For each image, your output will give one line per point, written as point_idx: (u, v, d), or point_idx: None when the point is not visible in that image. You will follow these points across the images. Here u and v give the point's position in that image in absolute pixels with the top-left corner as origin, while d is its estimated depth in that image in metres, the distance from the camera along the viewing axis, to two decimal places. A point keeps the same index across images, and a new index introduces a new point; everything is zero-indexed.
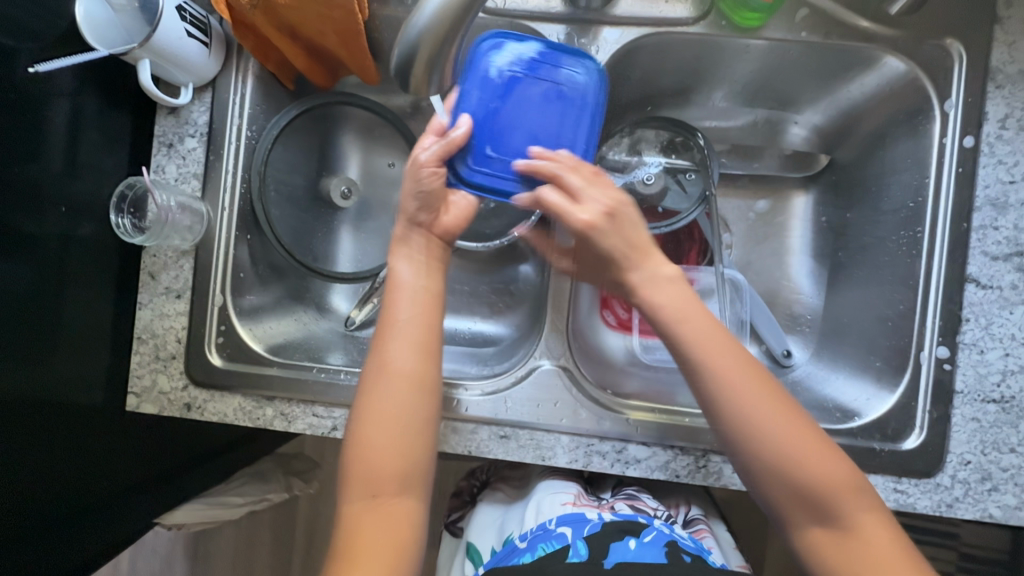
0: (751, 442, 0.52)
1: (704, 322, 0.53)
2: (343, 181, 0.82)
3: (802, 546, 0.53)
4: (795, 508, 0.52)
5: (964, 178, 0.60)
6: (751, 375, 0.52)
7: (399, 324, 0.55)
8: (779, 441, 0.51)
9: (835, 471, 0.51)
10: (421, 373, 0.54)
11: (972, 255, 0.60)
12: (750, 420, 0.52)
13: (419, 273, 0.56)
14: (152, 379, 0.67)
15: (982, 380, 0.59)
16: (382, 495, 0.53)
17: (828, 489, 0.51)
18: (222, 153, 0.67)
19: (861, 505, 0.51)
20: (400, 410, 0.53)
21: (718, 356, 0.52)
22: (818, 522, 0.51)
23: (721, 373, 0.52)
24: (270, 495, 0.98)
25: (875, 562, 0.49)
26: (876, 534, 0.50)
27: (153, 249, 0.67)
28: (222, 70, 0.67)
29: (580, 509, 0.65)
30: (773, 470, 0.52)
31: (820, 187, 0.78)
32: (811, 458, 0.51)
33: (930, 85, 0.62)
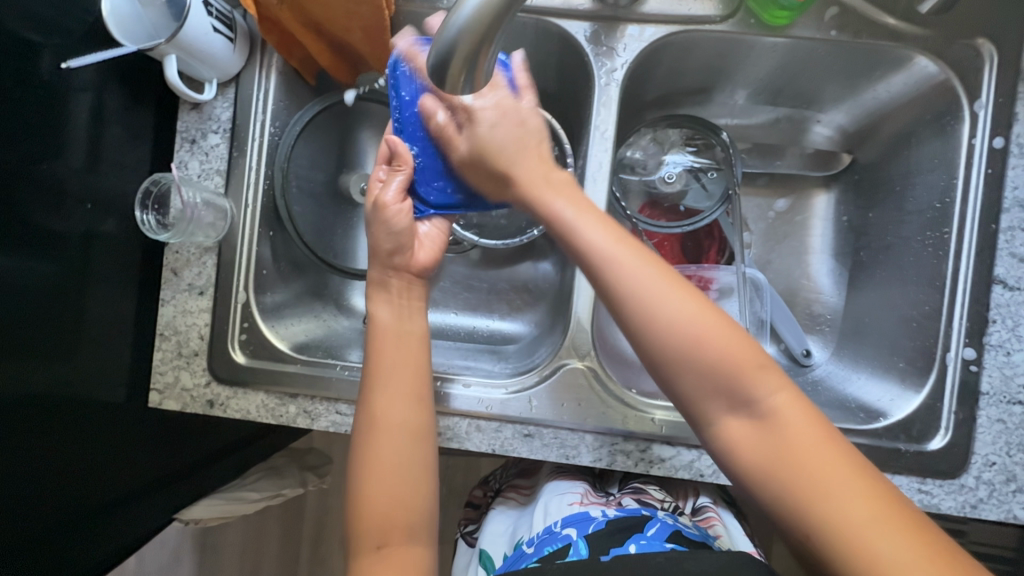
0: (645, 326, 0.47)
1: (589, 210, 0.52)
2: (362, 178, 0.81)
3: (721, 443, 0.47)
4: (707, 396, 0.47)
5: (992, 179, 0.60)
6: (641, 255, 0.49)
7: (384, 372, 0.57)
8: (677, 322, 0.47)
9: (740, 346, 0.47)
10: (410, 420, 0.55)
11: (999, 257, 0.60)
12: (645, 302, 0.48)
13: (399, 315, 0.59)
14: (175, 375, 0.67)
15: (1007, 381, 0.59)
16: (389, 543, 0.52)
17: (733, 366, 0.46)
18: (246, 149, 0.67)
19: (774, 386, 0.46)
20: (395, 457, 0.54)
21: (605, 237, 0.50)
22: (731, 409, 0.46)
23: (608, 251, 0.49)
24: (286, 490, 0.95)
25: (791, 452, 0.44)
26: (793, 414, 0.45)
27: (176, 246, 0.66)
28: (246, 66, 0.67)
29: (586, 507, 0.65)
30: (674, 355, 0.47)
31: (841, 186, 0.77)
32: (719, 346, 0.46)
33: (960, 85, 0.62)
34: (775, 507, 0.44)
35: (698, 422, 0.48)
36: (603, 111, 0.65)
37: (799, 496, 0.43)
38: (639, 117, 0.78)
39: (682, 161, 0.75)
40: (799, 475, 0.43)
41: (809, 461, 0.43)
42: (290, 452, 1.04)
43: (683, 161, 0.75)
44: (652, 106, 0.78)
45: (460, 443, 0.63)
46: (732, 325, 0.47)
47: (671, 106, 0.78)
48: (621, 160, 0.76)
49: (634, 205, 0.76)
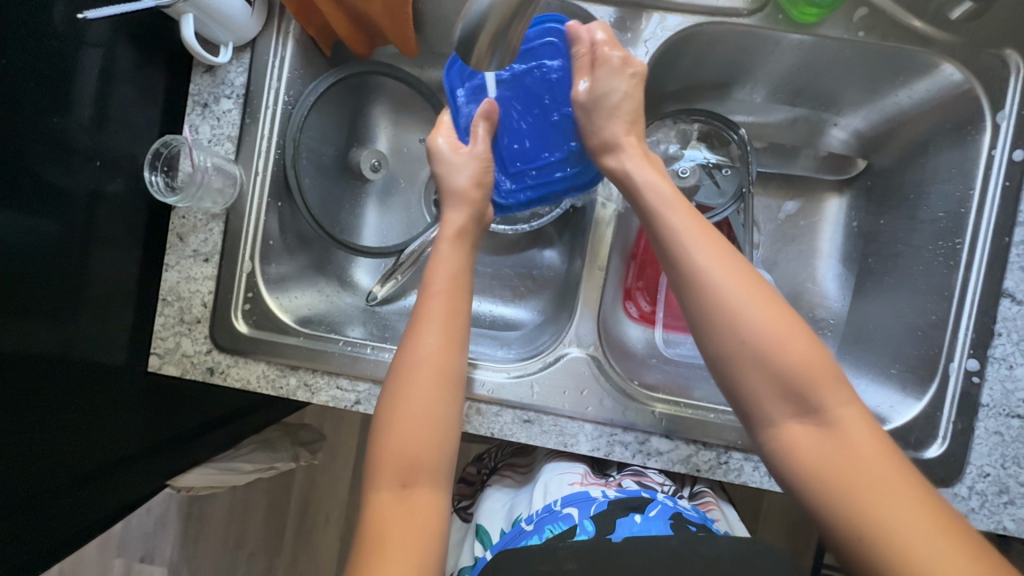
0: (722, 321, 0.49)
1: (684, 210, 0.55)
2: (374, 154, 0.80)
3: (780, 447, 0.48)
4: (774, 396, 0.48)
5: (1010, 192, 0.60)
6: (722, 249, 0.52)
7: (430, 312, 0.57)
8: (753, 322, 0.49)
9: (816, 355, 0.48)
10: (448, 363, 0.56)
11: (1010, 270, 0.60)
12: (724, 296, 0.50)
13: (447, 260, 0.61)
14: (176, 341, 0.66)
15: (1008, 395, 0.60)
16: (412, 484, 0.52)
17: (806, 372, 0.47)
18: (259, 116, 0.66)
19: (843, 399, 0.47)
20: (427, 400, 0.54)
21: (693, 235, 0.53)
22: (796, 412, 0.48)
23: (695, 245, 0.52)
24: (278, 463, 0.96)
25: (859, 466, 0.44)
26: (857, 430, 0.46)
27: (183, 211, 0.65)
28: (263, 30, 0.65)
29: (586, 487, 0.65)
30: (748, 354, 0.48)
31: (854, 191, 0.77)
32: (796, 348, 0.48)
33: (984, 96, 0.61)
34: (824, 510, 0.45)
35: (757, 420, 0.50)
36: None
37: (857, 507, 0.43)
38: (656, 109, 0.77)
39: (697, 157, 0.75)
40: (855, 483, 0.44)
41: (870, 472, 0.44)
42: (284, 426, 1.04)
43: (698, 157, 0.75)
44: (671, 98, 0.77)
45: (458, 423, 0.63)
46: (804, 327, 0.49)
47: (689, 100, 0.77)
48: None
49: None
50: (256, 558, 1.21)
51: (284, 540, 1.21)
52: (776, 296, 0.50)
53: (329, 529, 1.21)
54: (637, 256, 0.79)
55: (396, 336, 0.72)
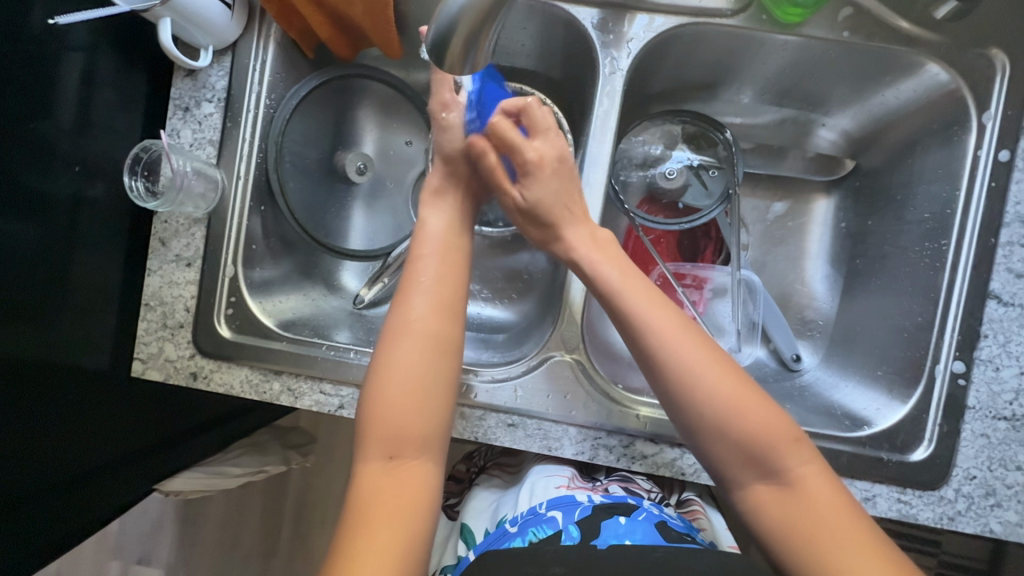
0: (680, 395, 0.51)
1: (640, 283, 0.55)
2: (358, 157, 0.80)
3: (750, 512, 0.50)
4: (739, 463, 0.49)
5: (996, 192, 0.60)
6: (680, 322, 0.53)
7: (424, 281, 0.58)
8: (713, 393, 0.50)
9: (775, 419, 0.49)
10: (444, 331, 0.56)
11: (996, 271, 0.59)
12: (685, 371, 0.51)
13: (445, 227, 0.61)
14: (159, 346, 0.66)
15: (994, 397, 0.59)
16: (399, 457, 0.51)
17: (766, 437, 0.49)
18: (240, 120, 0.65)
19: (805, 457, 0.49)
20: (420, 370, 0.54)
21: (649, 307, 0.53)
22: (762, 477, 0.49)
23: (653, 319, 0.52)
24: (269, 467, 0.95)
25: (822, 530, 0.46)
26: (819, 487, 0.48)
27: (165, 216, 0.65)
28: (244, 34, 0.64)
29: (572, 491, 0.64)
30: (711, 424, 0.50)
31: (843, 192, 0.76)
32: (755, 415, 0.49)
33: (970, 96, 0.61)
34: (795, 570, 0.47)
35: (729, 483, 0.51)
36: (605, 100, 0.63)
37: (825, 571, 0.45)
38: (643, 110, 0.77)
39: (683, 158, 0.74)
40: (820, 541, 0.46)
41: (835, 528, 0.46)
42: (275, 429, 1.04)
43: (685, 158, 0.74)
44: (658, 99, 0.76)
45: None
46: (759, 394, 0.50)
47: (676, 101, 0.77)
48: (621, 152, 0.75)
49: (632, 200, 0.75)
50: (250, 561, 1.21)
51: (277, 542, 1.21)
52: (730, 362, 0.52)
53: (322, 531, 1.20)
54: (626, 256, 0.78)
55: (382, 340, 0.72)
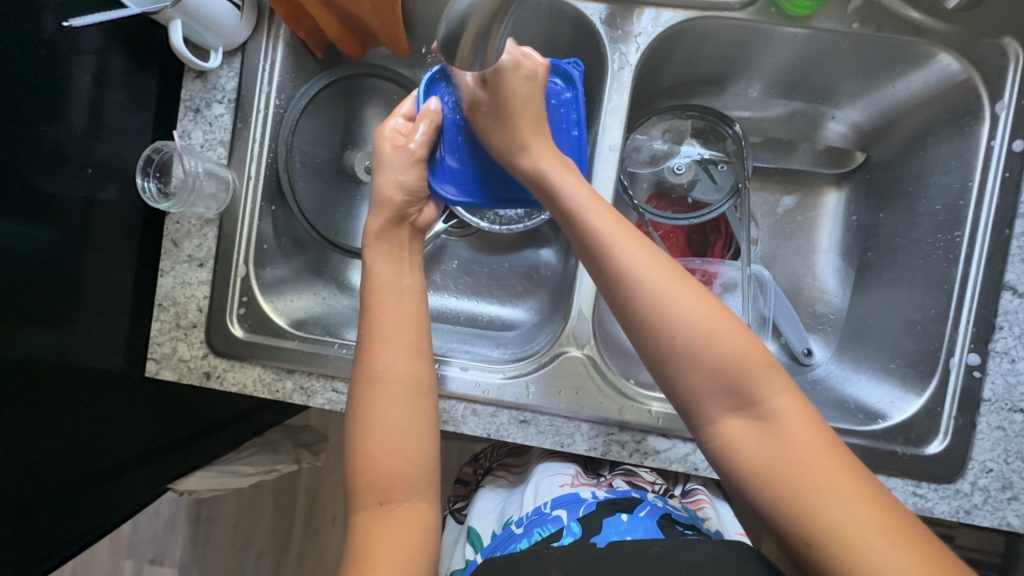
0: (645, 322, 0.49)
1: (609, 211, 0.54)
2: (367, 157, 0.79)
3: (722, 447, 0.47)
4: (710, 393, 0.47)
5: (1010, 183, 0.59)
6: (647, 247, 0.52)
7: (383, 325, 0.58)
8: (682, 316, 0.48)
9: (746, 344, 0.47)
10: (412, 373, 0.56)
11: (1012, 262, 0.59)
12: (651, 292, 0.49)
13: (397, 271, 0.61)
14: (172, 346, 0.66)
15: (1010, 389, 0.59)
16: (390, 501, 0.52)
17: (737, 363, 0.47)
18: (250, 121, 0.65)
19: (777, 388, 0.47)
20: (394, 411, 0.54)
21: (619, 234, 0.52)
22: (734, 409, 0.47)
23: (621, 243, 0.51)
24: (280, 466, 0.96)
25: (795, 462, 0.44)
26: (794, 417, 0.45)
27: (177, 217, 0.65)
28: (253, 34, 0.65)
29: (576, 489, 0.64)
30: (680, 349, 0.48)
31: (853, 185, 0.76)
32: (726, 342, 0.47)
33: (983, 86, 0.60)
34: (767, 504, 0.44)
35: (697, 420, 0.49)
36: (615, 95, 0.63)
37: (796, 497, 0.43)
38: (651, 105, 0.77)
39: (692, 153, 0.74)
40: (789, 473, 0.43)
41: (810, 462, 0.43)
42: (287, 429, 1.05)
43: (693, 153, 0.74)
44: (666, 94, 0.76)
45: (455, 426, 0.63)
46: (731, 319, 0.48)
47: (684, 96, 0.76)
48: (630, 147, 0.74)
49: (641, 195, 0.75)
50: (262, 560, 1.21)
51: (289, 541, 1.21)
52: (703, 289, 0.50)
53: (334, 530, 1.21)
54: None
55: None
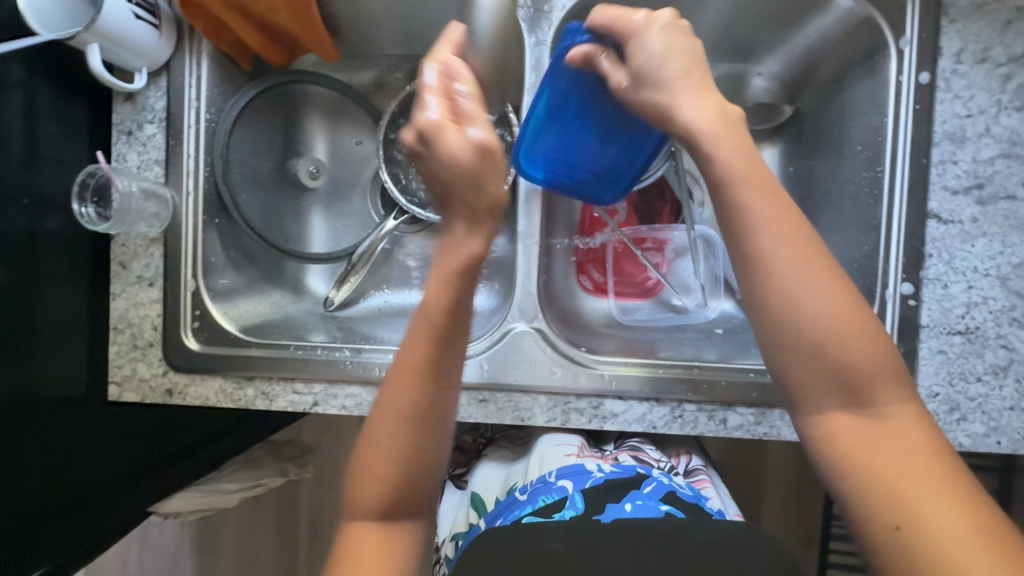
0: (782, 306, 0.45)
1: (757, 182, 0.47)
2: (310, 162, 0.83)
3: (830, 443, 0.45)
4: (826, 386, 0.45)
5: (922, 114, 0.61)
6: (795, 231, 0.46)
7: (409, 359, 0.51)
8: (823, 313, 0.44)
9: (876, 354, 0.45)
10: (435, 404, 0.51)
11: (933, 191, 0.61)
12: (789, 288, 0.45)
13: (443, 290, 0.50)
14: (132, 367, 0.68)
15: (946, 314, 0.61)
16: (392, 521, 0.51)
17: (866, 368, 0.44)
18: (182, 137, 0.66)
19: (898, 399, 0.44)
20: (410, 439, 0.50)
21: (758, 212, 0.46)
22: (845, 402, 0.45)
23: (761, 222, 0.46)
24: (265, 479, 0.95)
25: (916, 466, 0.42)
26: (910, 429, 0.43)
27: (122, 239, 0.66)
28: (175, 52, 0.66)
29: (582, 460, 0.67)
30: (807, 343, 0.45)
31: (785, 138, 0.78)
32: (857, 349, 0.44)
33: (885, 23, 0.62)
34: (852, 497, 0.43)
35: (800, 405, 0.47)
36: None
37: (898, 506, 0.41)
38: None
39: None
40: (897, 478, 0.42)
41: (920, 476, 0.41)
42: (270, 444, 1.05)
43: None
44: None
45: None
46: (870, 320, 0.45)
47: None
48: None
49: None
50: None
51: (296, 558, 1.22)
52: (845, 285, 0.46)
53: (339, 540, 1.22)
54: (584, 230, 0.82)
55: (357, 335, 0.75)
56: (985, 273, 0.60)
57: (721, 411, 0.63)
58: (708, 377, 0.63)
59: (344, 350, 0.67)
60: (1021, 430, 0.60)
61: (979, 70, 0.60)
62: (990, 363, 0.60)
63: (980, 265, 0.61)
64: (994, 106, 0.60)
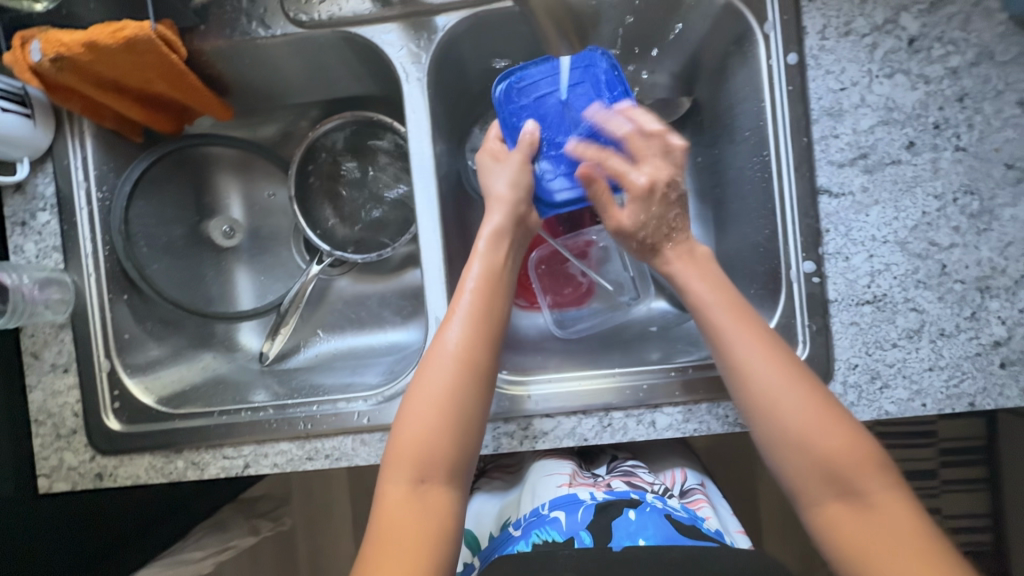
0: (762, 402, 0.52)
1: (732, 301, 0.57)
2: (224, 221, 0.82)
3: (824, 529, 0.49)
4: (813, 475, 0.50)
5: (796, 94, 0.62)
6: (768, 337, 0.54)
7: (460, 312, 0.57)
8: (794, 404, 0.51)
9: (854, 444, 0.50)
10: (479, 359, 0.56)
11: (820, 167, 0.61)
12: (764, 389, 0.52)
13: (494, 264, 0.60)
14: (59, 457, 0.66)
15: (852, 285, 0.61)
16: (428, 481, 0.52)
17: (847, 458, 0.49)
18: (76, 220, 0.67)
19: (884, 483, 0.49)
20: (444, 387, 0.54)
21: (729, 327, 0.55)
22: (838, 494, 0.49)
23: (738, 339, 0.54)
24: (235, 541, 0.82)
25: (902, 546, 0.45)
26: (897, 509, 0.47)
27: (30, 329, 0.66)
28: (56, 137, 0.66)
29: (574, 489, 0.65)
30: (789, 437, 0.51)
31: (688, 131, 0.79)
32: (833, 441, 0.50)
33: (747, 11, 0.63)
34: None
35: (800, 500, 0.51)
36: (415, 107, 0.65)
37: None
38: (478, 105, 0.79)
39: None
40: (892, 562, 0.45)
41: (910, 555, 0.45)
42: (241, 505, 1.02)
43: None
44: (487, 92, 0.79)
45: (349, 460, 0.64)
46: (846, 417, 0.51)
47: None
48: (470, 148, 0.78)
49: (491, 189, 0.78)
50: None
51: None
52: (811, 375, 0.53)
53: None
54: None
55: (301, 387, 0.73)
56: (883, 240, 0.61)
57: (648, 414, 0.63)
58: (629, 382, 0.64)
59: (268, 410, 0.67)
60: (943, 389, 0.60)
61: (845, 43, 0.61)
62: (902, 328, 0.60)
63: (878, 232, 0.61)
64: (865, 76, 0.61)
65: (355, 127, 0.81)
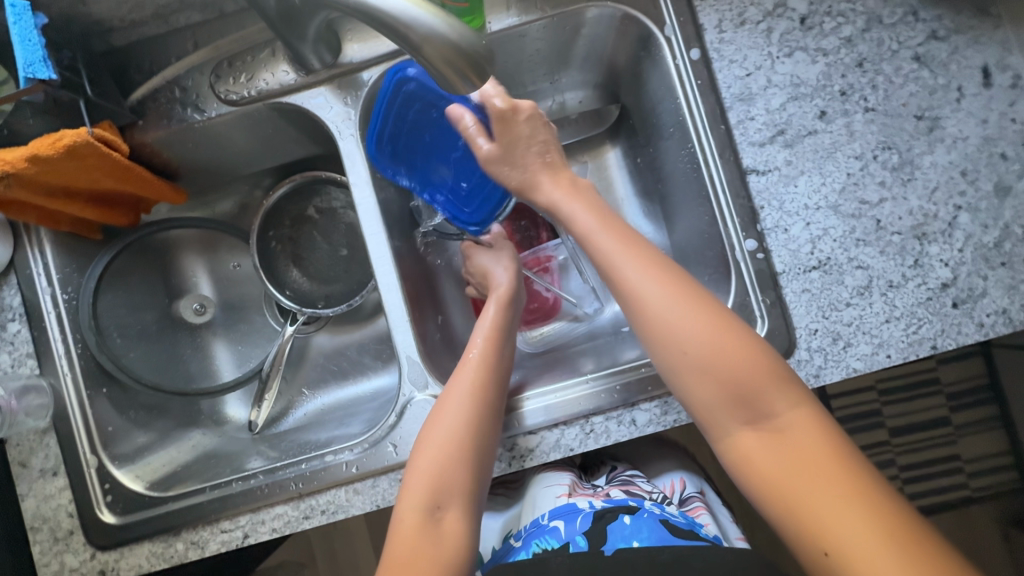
0: (661, 327, 0.52)
1: (628, 239, 0.56)
2: (193, 299, 0.84)
3: (734, 454, 0.51)
4: (721, 400, 0.50)
5: (706, 86, 0.66)
6: (665, 270, 0.54)
7: (470, 361, 0.62)
8: (692, 329, 0.51)
9: (753, 355, 0.50)
10: (493, 401, 0.60)
11: (742, 149, 0.64)
12: (663, 317, 0.52)
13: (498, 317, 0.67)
14: (59, 561, 0.65)
15: (796, 255, 0.63)
16: (444, 507, 0.56)
17: (750, 377, 0.50)
18: (45, 324, 0.69)
19: (791, 401, 0.50)
20: (455, 424, 0.58)
21: (625, 260, 0.55)
22: (748, 420, 0.50)
23: (633, 273, 0.54)
24: None
25: (806, 461, 0.47)
26: (806, 428, 0.49)
27: (14, 439, 0.67)
28: (16, 249, 0.69)
29: (573, 499, 0.65)
30: (692, 359, 0.51)
31: (622, 135, 0.83)
32: (732, 354, 0.50)
33: (647, 18, 0.68)
34: (772, 514, 0.48)
35: (713, 432, 0.52)
36: (353, 162, 0.68)
37: (816, 520, 0.45)
38: None
39: None
40: (808, 489, 0.46)
41: (825, 479, 0.46)
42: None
43: None
44: None
45: (345, 511, 0.64)
46: (746, 332, 0.52)
47: None
48: None
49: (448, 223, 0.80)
50: None
51: None
52: (708, 296, 0.53)
53: None
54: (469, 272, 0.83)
55: (294, 447, 0.74)
56: (816, 206, 0.63)
57: (627, 413, 0.64)
58: (603, 386, 0.65)
59: (258, 476, 0.67)
60: (903, 338, 0.61)
61: (742, 32, 0.65)
62: (853, 287, 0.62)
63: (809, 200, 0.63)
64: (767, 59, 0.65)
65: (312, 187, 0.84)
